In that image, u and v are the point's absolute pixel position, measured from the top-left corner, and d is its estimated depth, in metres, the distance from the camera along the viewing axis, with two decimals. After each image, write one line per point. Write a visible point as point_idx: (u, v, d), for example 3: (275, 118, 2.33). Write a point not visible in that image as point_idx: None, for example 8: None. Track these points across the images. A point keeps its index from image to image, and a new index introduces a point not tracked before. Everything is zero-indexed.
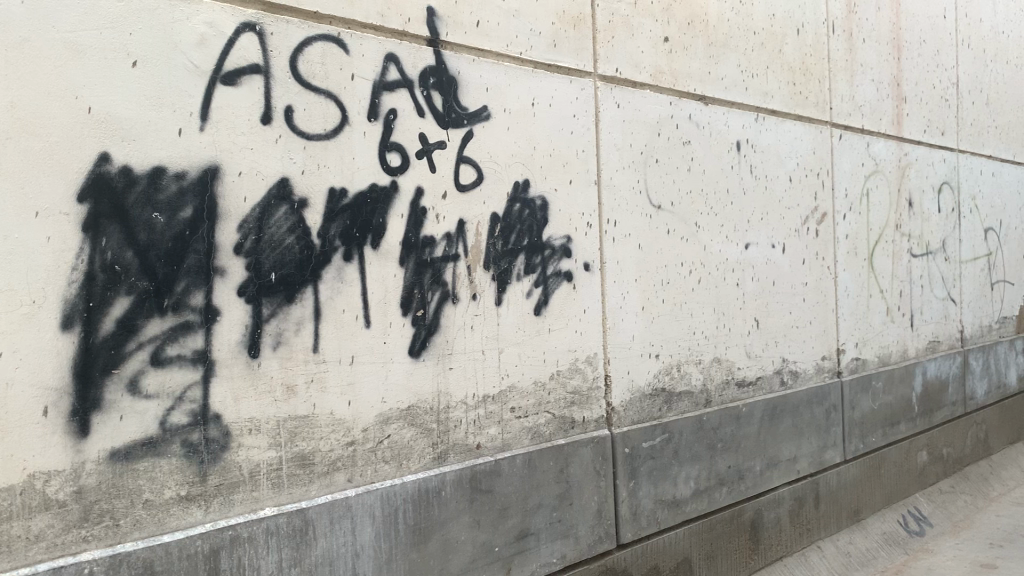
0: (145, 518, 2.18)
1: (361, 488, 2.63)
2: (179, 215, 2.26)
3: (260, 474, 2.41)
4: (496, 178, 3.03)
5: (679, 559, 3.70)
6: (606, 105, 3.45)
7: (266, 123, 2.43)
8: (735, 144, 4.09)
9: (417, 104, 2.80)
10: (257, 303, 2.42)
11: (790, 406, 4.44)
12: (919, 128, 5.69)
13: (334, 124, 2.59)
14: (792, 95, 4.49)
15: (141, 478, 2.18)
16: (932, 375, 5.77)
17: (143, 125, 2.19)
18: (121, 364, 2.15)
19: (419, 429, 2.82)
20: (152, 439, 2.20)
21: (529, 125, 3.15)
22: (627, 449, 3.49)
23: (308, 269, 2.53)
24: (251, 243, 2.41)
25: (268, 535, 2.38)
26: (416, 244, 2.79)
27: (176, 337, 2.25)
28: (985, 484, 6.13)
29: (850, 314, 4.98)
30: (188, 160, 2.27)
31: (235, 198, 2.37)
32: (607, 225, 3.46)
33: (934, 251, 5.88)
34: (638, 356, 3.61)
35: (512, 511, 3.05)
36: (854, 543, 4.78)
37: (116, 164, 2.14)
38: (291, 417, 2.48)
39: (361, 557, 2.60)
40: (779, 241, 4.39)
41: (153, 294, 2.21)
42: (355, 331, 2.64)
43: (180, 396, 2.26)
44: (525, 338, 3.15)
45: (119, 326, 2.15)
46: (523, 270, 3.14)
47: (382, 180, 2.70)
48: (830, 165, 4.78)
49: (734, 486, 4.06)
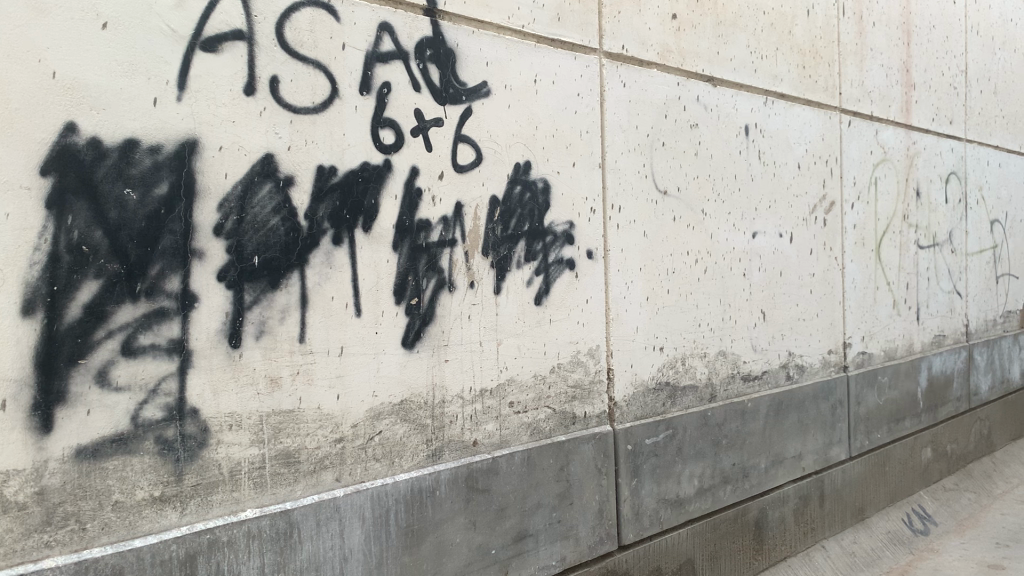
0: (115, 521, 2.01)
1: (350, 488, 2.46)
2: (154, 192, 2.08)
3: (240, 473, 2.24)
4: (497, 159, 2.86)
5: (682, 560, 3.55)
6: (611, 84, 3.28)
7: (249, 94, 2.25)
8: (743, 128, 3.92)
9: (412, 77, 2.62)
10: (239, 289, 2.24)
11: (796, 401, 4.28)
12: (927, 116, 5.53)
13: (323, 97, 2.41)
14: (801, 79, 4.32)
15: (110, 478, 2.00)
16: (938, 370, 5.62)
17: (113, 94, 2.00)
18: (88, 354, 1.97)
19: (412, 425, 2.65)
20: (123, 435, 2.02)
21: (531, 103, 2.97)
22: (629, 445, 3.33)
23: (294, 252, 2.35)
24: (233, 224, 2.23)
25: (249, 539, 2.21)
26: (411, 228, 2.62)
27: (150, 325, 2.07)
28: (988, 482, 5.99)
29: (857, 306, 4.82)
30: (164, 133, 2.09)
31: (215, 174, 2.18)
32: (611, 211, 3.29)
33: (941, 243, 5.72)
34: (642, 349, 3.44)
35: (511, 511, 2.88)
36: (858, 543, 4.64)
37: (83, 134, 1.96)
38: (274, 411, 2.30)
39: (350, 560, 2.43)
40: (786, 230, 4.22)
41: (124, 278, 2.03)
42: (345, 319, 2.46)
43: (154, 388, 2.08)
44: (525, 329, 2.98)
45: (86, 312, 1.97)
46: (524, 257, 2.97)
47: (374, 159, 2.52)
48: (839, 152, 4.62)
49: (738, 485, 3.91)
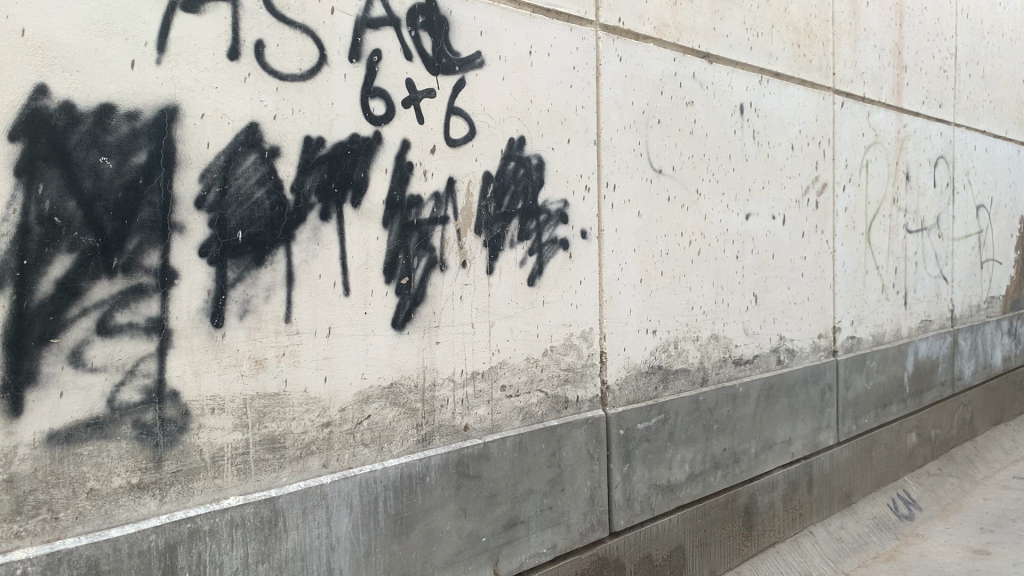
0: (90, 510, 1.90)
1: (338, 474, 2.36)
2: (131, 160, 1.95)
3: (223, 459, 2.13)
4: (491, 133, 2.75)
5: (672, 547, 3.49)
6: (607, 58, 3.18)
7: (233, 59, 2.12)
8: (738, 106, 3.84)
9: (404, 45, 2.51)
10: (221, 265, 2.12)
11: (785, 385, 4.22)
12: (918, 99, 5.48)
13: (310, 64, 2.28)
14: (796, 58, 4.24)
15: (84, 464, 1.89)
16: (924, 355, 5.59)
17: (88, 54, 1.87)
18: (61, 332, 1.85)
19: (402, 410, 2.55)
20: (98, 419, 1.91)
21: (525, 75, 2.87)
22: (622, 430, 3.25)
23: (279, 228, 2.23)
24: (215, 196, 2.10)
25: (232, 528, 2.11)
26: (402, 204, 2.51)
27: (127, 302, 1.95)
28: (971, 467, 5.99)
29: (847, 290, 4.77)
30: (143, 98, 1.96)
31: (196, 143, 2.06)
32: (606, 189, 3.19)
33: (929, 227, 5.69)
34: (635, 332, 3.36)
35: (501, 498, 2.79)
36: (846, 528, 4.60)
37: (55, 98, 1.83)
38: (259, 395, 2.20)
39: (337, 550, 2.33)
40: (779, 212, 4.15)
41: (99, 252, 1.91)
42: (333, 299, 2.35)
43: (131, 369, 1.96)
44: (517, 311, 2.88)
45: (58, 288, 1.85)
46: (517, 237, 2.86)
47: (364, 130, 2.40)
48: (832, 134, 4.56)
49: (729, 470, 3.84)
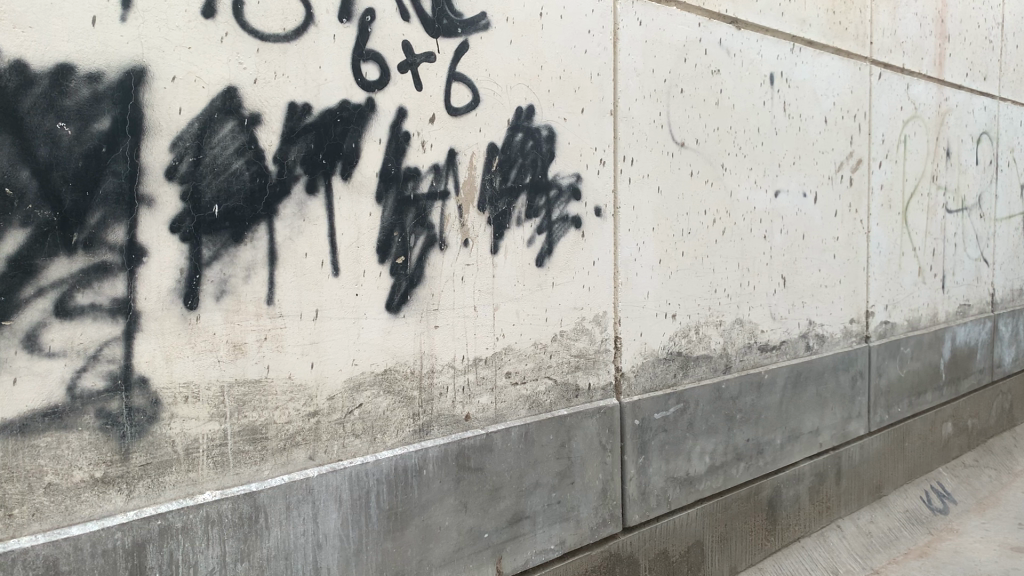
0: (48, 506, 1.75)
1: (326, 467, 2.20)
2: (93, 127, 1.79)
3: (197, 451, 1.98)
4: (496, 102, 2.55)
5: (690, 543, 3.31)
6: (626, 22, 2.96)
7: (208, 17, 1.94)
8: (767, 76, 3.61)
9: (401, 5, 2.32)
10: (196, 242, 1.96)
11: (814, 373, 4.01)
12: (961, 71, 5.18)
13: (296, 24, 2.10)
14: (831, 25, 3.98)
15: (41, 457, 1.74)
16: (961, 341, 5.33)
17: (43, 9, 1.70)
18: (14, 314, 1.70)
19: (397, 398, 2.38)
20: (56, 409, 1.75)
21: (535, 39, 2.66)
22: (637, 420, 3.06)
23: (260, 202, 2.06)
24: (189, 166, 1.93)
25: (207, 525, 1.96)
26: (397, 177, 2.32)
27: (89, 282, 1.79)
28: (1009, 458, 5.73)
29: (881, 273, 4.53)
30: (106, 58, 1.79)
31: (166, 109, 1.88)
32: (622, 163, 2.99)
33: (970, 207, 5.40)
34: (652, 317, 3.16)
35: (505, 492, 2.63)
36: (875, 522, 4.38)
37: (5, 58, 1.66)
38: (238, 382, 2.04)
39: (325, 548, 2.18)
40: (810, 190, 3.92)
41: (57, 227, 1.75)
42: (320, 279, 2.18)
43: (94, 355, 1.81)
44: (525, 293, 2.70)
45: (12, 266, 1.69)
46: (524, 214, 2.67)
47: (356, 97, 2.23)
48: (868, 106, 4.30)
49: (752, 462, 3.64)
